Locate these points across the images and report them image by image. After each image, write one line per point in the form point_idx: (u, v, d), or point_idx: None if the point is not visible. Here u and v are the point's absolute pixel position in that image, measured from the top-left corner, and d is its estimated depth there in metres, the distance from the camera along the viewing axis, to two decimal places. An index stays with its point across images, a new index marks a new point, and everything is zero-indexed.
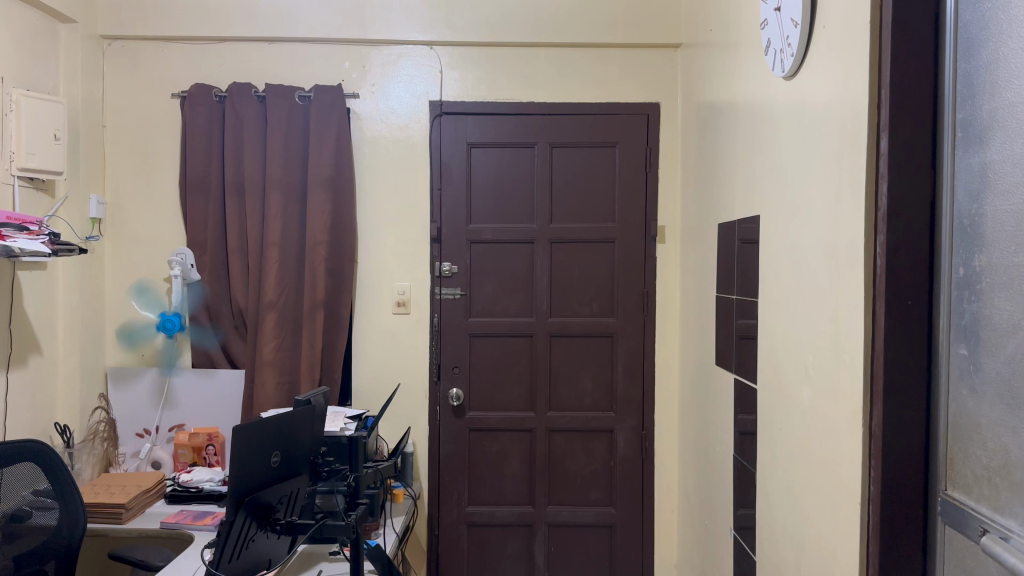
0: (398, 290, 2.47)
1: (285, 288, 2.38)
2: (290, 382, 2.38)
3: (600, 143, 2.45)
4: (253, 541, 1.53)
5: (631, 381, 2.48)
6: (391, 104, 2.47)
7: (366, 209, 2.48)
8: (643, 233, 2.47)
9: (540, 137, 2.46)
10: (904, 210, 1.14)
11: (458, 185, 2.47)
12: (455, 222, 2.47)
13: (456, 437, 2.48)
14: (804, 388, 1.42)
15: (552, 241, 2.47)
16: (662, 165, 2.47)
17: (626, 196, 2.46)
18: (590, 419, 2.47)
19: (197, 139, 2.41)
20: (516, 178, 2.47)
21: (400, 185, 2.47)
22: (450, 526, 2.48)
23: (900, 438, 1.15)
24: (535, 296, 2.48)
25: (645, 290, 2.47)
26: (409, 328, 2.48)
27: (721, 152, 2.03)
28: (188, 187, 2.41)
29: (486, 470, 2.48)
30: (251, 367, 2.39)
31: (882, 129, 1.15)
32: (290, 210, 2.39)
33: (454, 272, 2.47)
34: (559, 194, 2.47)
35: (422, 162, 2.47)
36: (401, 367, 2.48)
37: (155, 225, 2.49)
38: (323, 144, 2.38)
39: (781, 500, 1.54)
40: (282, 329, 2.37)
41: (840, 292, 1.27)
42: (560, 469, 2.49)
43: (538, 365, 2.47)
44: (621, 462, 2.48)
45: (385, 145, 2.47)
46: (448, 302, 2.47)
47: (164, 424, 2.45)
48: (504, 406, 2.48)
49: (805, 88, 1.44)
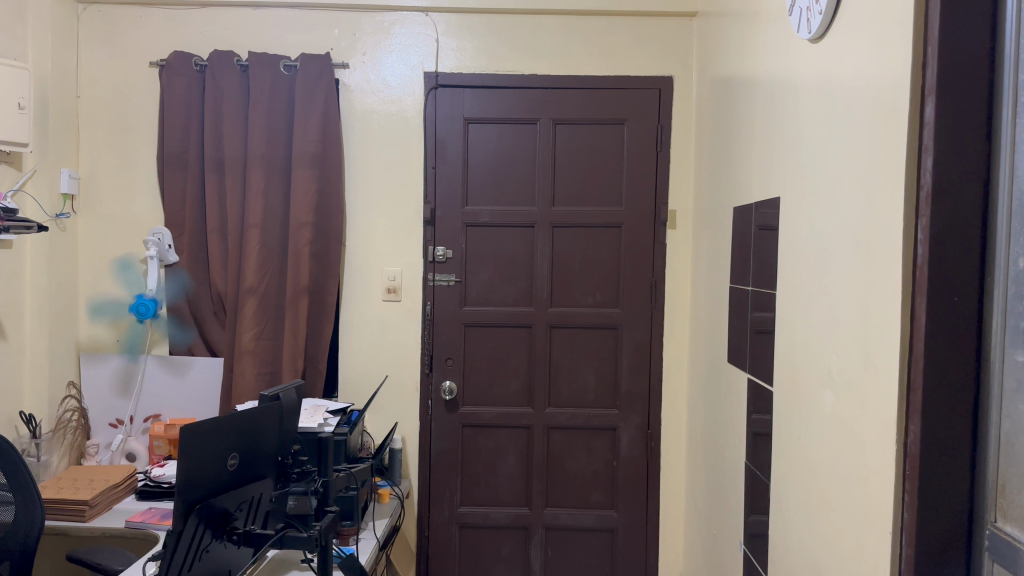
0: (389, 275, 2.31)
1: (268, 271, 2.22)
2: (271, 372, 2.24)
3: (608, 119, 2.27)
4: (208, 551, 1.38)
5: (637, 376, 2.31)
6: (383, 75, 2.30)
7: (356, 188, 2.31)
8: (653, 218, 2.29)
9: (543, 113, 2.28)
10: (950, 190, 0.97)
11: (454, 165, 2.29)
12: (450, 204, 2.30)
13: (448, 433, 2.32)
14: (826, 394, 1.25)
15: (554, 225, 2.30)
16: (674, 144, 2.29)
17: (635, 176, 2.28)
18: (591, 417, 2.31)
19: (175, 111, 2.25)
20: (517, 157, 2.29)
21: (392, 162, 2.31)
22: (441, 527, 2.32)
23: (940, 457, 0.98)
24: (535, 284, 2.31)
25: (653, 280, 2.29)
26: (400, 316, 2.32)
27: (738, 130, 1.85)
28: (165, 162, 2.26)
29: (480, 469, 2.32)
30: (230, 356, 2.25)
31: (928, 94, 0.98)
32: (273, 189, 2.23)
33: (449, 257, 2.30)
34: (562, 174, 2.30)
35: (415, 138, 2.30)
36: (391, 358, 2.33)
37: (131, 203, 2.34)
38: (309, 118, 2.22)
39: (797, 517, 1.37)
40: (264, 316, 2.22)
41: (872, 285, 1.09)
42: (559, 469, 2.32)
43: (537, 357, 2.31)
44: (624, 463, 2.31)
45: (377, 119, 2.31)
46: (442, 289, 2.31)
47: (140, 413, 2.31)
48: (500, 400, 2.32)
49: (834, 51, 1.26)
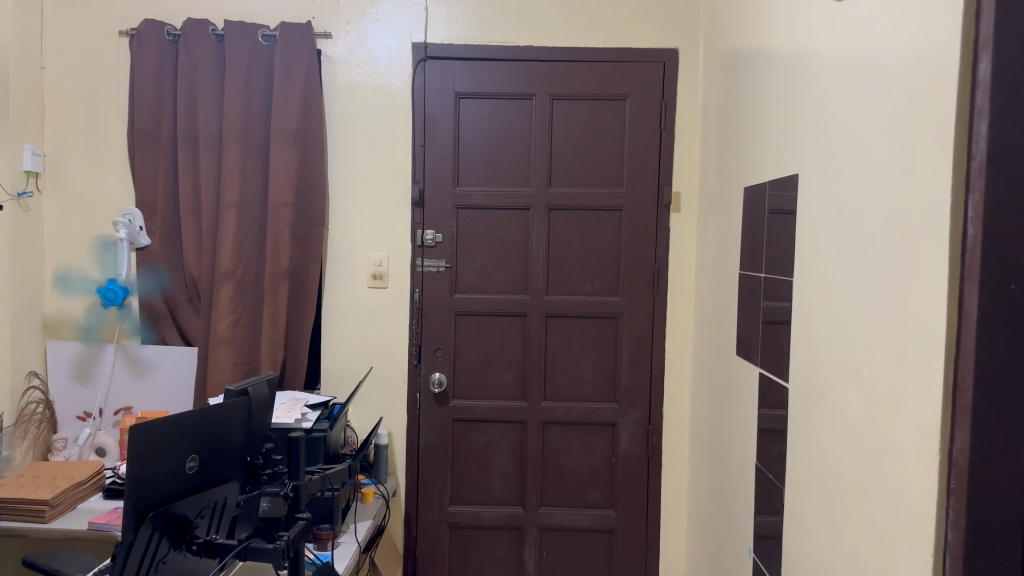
0: (374, 260, 2.17)
1: (245, 256, 2.09)
2: (249, 363, 2.10)
3: (608, 95, 2.13)
4: (166, 563, 1.24)
5: (637, 368, 2.17)
6: (368, 47, 2.16)
7: (339, 167, 2.17)
8: (655, 200, 2.15)
9: (539, 87, 2.14)
10: (1009, 160, 0.83)
11: (444, 142, 2.15)
12: (440, 184, 2.16)
13: (438, 428, 2.18)
14: (853, 393, 1.11)
15: (550, 207, 2.16)
16: (679, 121, 2.14)
17: (637, 156, 2.14)
18: (589, 411, 2.18)
19: (146, 84, 2.11)
20: (511, 135, 2.15)
21: (378, 140, 2.17)
22: (429, 527, 2.19)
23: (992, 470, 0.85)
24: (530, 271, 2.17)
25: (655, 266, 2.15)
26: (387, 303, 2.18)
27: (749, 106, 1.71)
28: (136, 139, 2.12)
29: (471, 466, 2.19)
30: (204, 345, 2.11)
31: (982, 48, 0.84)
32: (250, 167, 2.09)
33: (438, 241, 2.16)
34: (560, 153, 2.15)
35: (403, 114, 2.16)
36: (376, 348, 2.19)
37: (101, 182, 2.20)
38: (289, 92, 2.07)
39: (816, 528, 1.24)
40: (241, 302, 2.08)
41: (910, 271, 0.96)
42: (555, 466, 2.19)
43: (532, 349, 2.17)
44: (624, 461, 2.18)
45: (362, 94, 2.16)
46: (431, 275, 2.17)
47: (109, 406, 2.18)
48: (492, 393, 2.19)
49: (864, 7, 1.12)
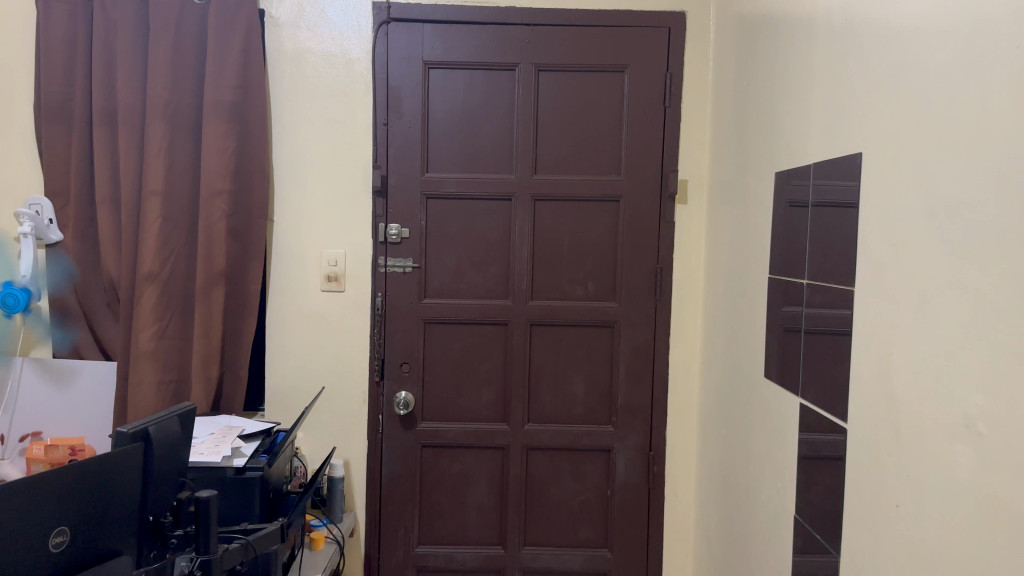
0: (329, 259, 1.85)
1: (172, 253, 1.75)
2: (177, 381, 1.77)
3: (604, 65, 1.82)
4: None
5: (637, 385, 1.86)
6: (320, 7, 1.83)
7: (288, 149, 1.84)
8: (658, 189, 1.83)
9: (522, 56, 1.82)
10: None
11: (411, 120, 1.83)
12: (406, 170, 1.83)
13: (403, 455, 1.86)
14: (963, 453, 0.81)
15: (535, 197, 1.84)
16: (687, 97, 1.83)
17: (636, 137, 1.82)
18: (580, 435, 1.87)
19: (54, 49, 1.76)
20: (490, 112, 1.83)
21: (333, 116, 1.84)
22: (394, 572, 1.87)
23: None
24: (512, 272, 1.85)
25: (658, 267, 1.84)
26: (344, 309, 1.86)
27: (781, 73, 1.40)
28: (43, 115, 1.78)
29: (443, 500, 1.88)
30: (124, 359, 1.78)
31: None
32: (179, 148, 1.76)
33: (404, 237, 1.84)
34: (547, 134, 1.84)
35: (362, 87, 1.83)
36: (331, 363, 1.86)
37: (3, 165, 1.85)
38: (225, 57, 1.74)
39: None
40: (167, 309, 1.75)
41: None
42: (540, 499, 1.88)
43: (514, 362, 1.86)
44: (621, 493, 1.87)
45: (313, 63, 1.83)
46: (396, 277, 1.85)
47: (14, 433, 1.79)
48: (467, 414, 1.87)
49: None
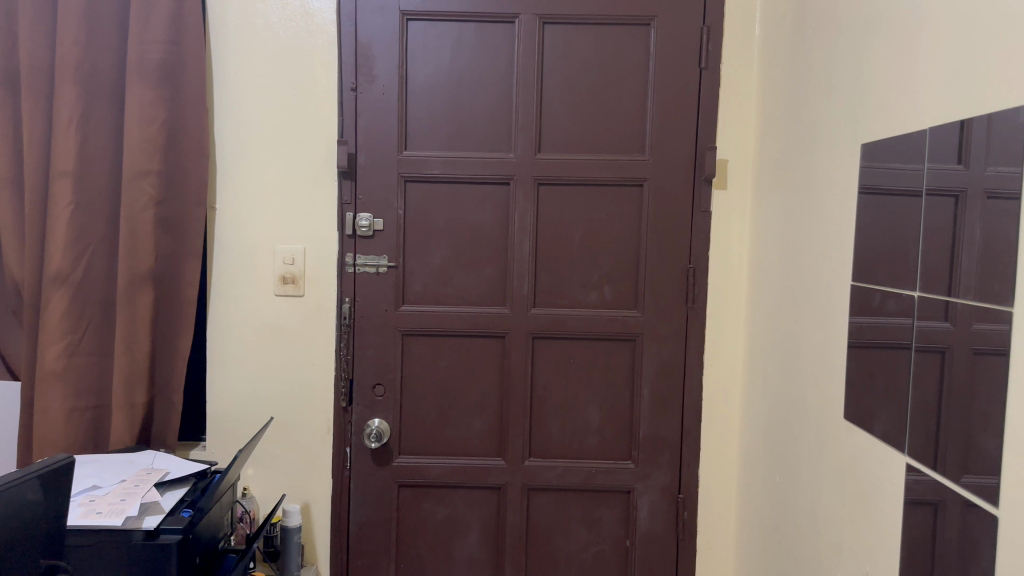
0: (284, 256, 1.50)
1: (88, 250, 1.41)
2: (95, 408, 1.44)
3: (625, 17, 1.46)
4: None
5: (664, 412, 1.51)
6: None
7: (234, 121, 1.50)
8: (691, 172, 1.48)
9: (523, 4, 1.46)
10: None
11: (385, 84, 1.48)
12: (380, 147, 1.49)
13: (376, 497, 1.52)
14: None
15: (540, 181, 1.49)
16: (727, 56, 1.48)
17: (664, 106, 1.47)
18: (593, 474, 1.52)
19: None
20: (483, 75, 1.48)
21: (289, 79, 1.49)
22: None
23: None
24: (510, 273, 1.51)
25: (690, 267, 1.49)
26: (302, 318, 1.52)
27: (868, 10, 1.05)
28: None
29: (425, 551, 1.53)
30: (30, 380, 1.44)
31: None
32: (96, 119, 1.41)
33: (377, 229, 1.49)
34: (553, 102, 1.49)
35: (325, 45, 1.48)
36: (287, 383, 1.52)
37: None
38: (152, 6, 1.39)
39: None
40: (82, 319, 1.41)
41: None
42: (544, 551, 1.54)
43: (513, 384, 1.51)
44: (644, 544, 1.53)
45: (264, 13, 1.48)
46: (367, 279, 1.50)
47: None
48: (454, 447, 1.53)
49: None
